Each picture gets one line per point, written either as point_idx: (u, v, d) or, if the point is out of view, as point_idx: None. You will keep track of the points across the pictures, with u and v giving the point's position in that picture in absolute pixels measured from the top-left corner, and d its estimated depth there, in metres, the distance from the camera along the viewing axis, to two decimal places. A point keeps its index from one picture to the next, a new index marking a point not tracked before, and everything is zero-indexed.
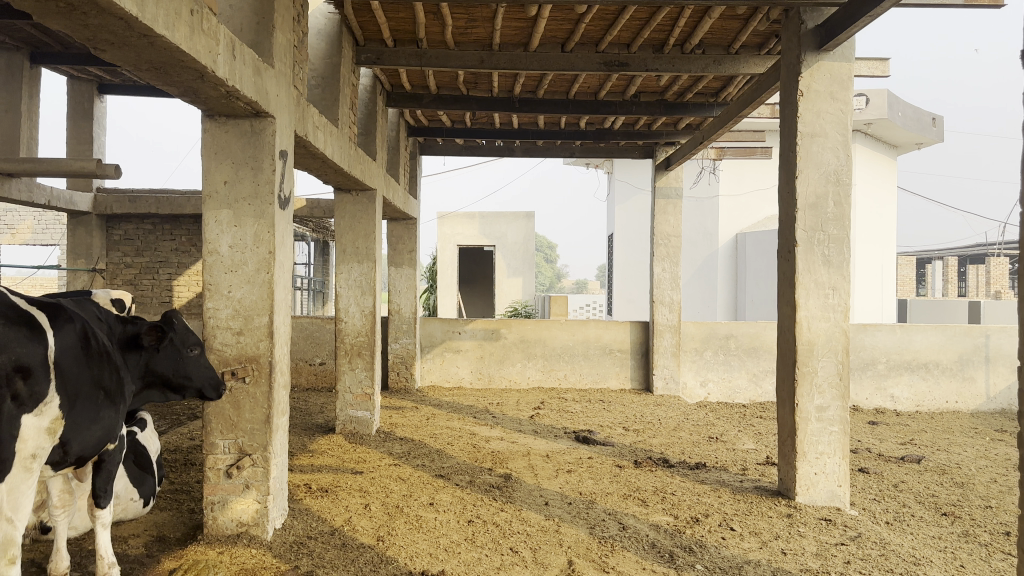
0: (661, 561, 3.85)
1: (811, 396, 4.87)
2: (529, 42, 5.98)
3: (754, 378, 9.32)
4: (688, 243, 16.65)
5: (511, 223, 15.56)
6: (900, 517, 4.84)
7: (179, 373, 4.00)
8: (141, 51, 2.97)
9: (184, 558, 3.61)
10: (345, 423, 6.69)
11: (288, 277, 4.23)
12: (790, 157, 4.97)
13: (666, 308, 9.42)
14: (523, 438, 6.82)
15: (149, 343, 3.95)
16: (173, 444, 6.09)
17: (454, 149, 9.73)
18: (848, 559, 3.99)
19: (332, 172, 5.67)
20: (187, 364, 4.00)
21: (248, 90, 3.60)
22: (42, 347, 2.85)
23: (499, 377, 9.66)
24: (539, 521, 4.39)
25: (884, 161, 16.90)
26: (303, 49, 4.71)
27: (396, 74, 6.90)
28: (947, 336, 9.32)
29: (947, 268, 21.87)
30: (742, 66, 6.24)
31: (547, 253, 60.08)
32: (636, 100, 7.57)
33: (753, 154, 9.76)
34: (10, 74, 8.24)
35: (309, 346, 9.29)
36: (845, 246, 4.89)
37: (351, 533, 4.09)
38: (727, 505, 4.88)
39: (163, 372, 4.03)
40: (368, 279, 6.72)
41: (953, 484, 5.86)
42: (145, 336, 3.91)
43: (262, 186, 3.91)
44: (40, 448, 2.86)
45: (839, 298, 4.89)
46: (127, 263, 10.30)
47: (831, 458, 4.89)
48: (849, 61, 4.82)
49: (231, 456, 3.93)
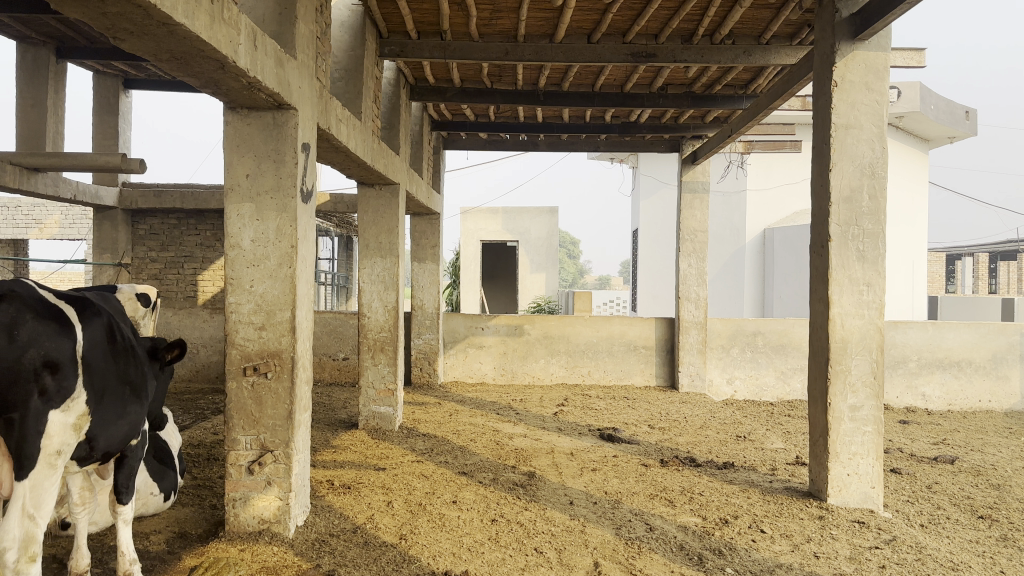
0: (690, 564, 3.74)
1: (844, 396, 4.72)
2: (555, 33, 5.86)
3: (782, 376, 9.15)
4: (715, 238, 16.49)
5: (534, 218, 15.43)
6: (936, 519, 4.68)
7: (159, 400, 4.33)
8: (161, 41, 2.93)
9: (205, 555, 3.60)
10: (368, 419, 6.67)
11: (311, 271, 4.19)
12: (823, 149, 4.81)
13: (692, 304, 9.26)
14: (547, 435, 6.74)
15: (164, 360, 3.99)
16: (197, 438, 6.12)
17: (477, 143, 9.65)
18: (883, 564, 3.85)
19: (356, 166, 5.61)
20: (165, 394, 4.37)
21: (270, 81, 3.55)
22: (71, 342, 2.84)
23: (523, 373, 9.58)
24: (563, 521, 4.31)
25: (916, 155, 16.50)
26: (326, 41, 4.66)
27: (420, 67, 6.82)
28: (981, 334, 9.05)
29: (979, 264, 21.36)
30: (773, 56, 6.09)
31: (570, 249, 59.90)
32: (663, 92, 7.43)
33: (782, 147, 9.53)
34: (37, 68, 8.32)
35: (333, 341, 9.30)
36: (880, 240, 4.73)
37: (373, 531, 4.04)
38: (756, 506, 4.76)
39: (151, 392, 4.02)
40: (391, 274, 6.67)
41: (989, 485, 5.67)
42: (168, 352, 3.97)
43: (283, 179, 3.87)
44: (65, 444, 2.84)
45: (874, 294, 4.73)
46: (153, 258, 10.39)
47: (865, 459, 4.73)
48: (885, 50, 4.65)
49: (253, 452, 3.90)
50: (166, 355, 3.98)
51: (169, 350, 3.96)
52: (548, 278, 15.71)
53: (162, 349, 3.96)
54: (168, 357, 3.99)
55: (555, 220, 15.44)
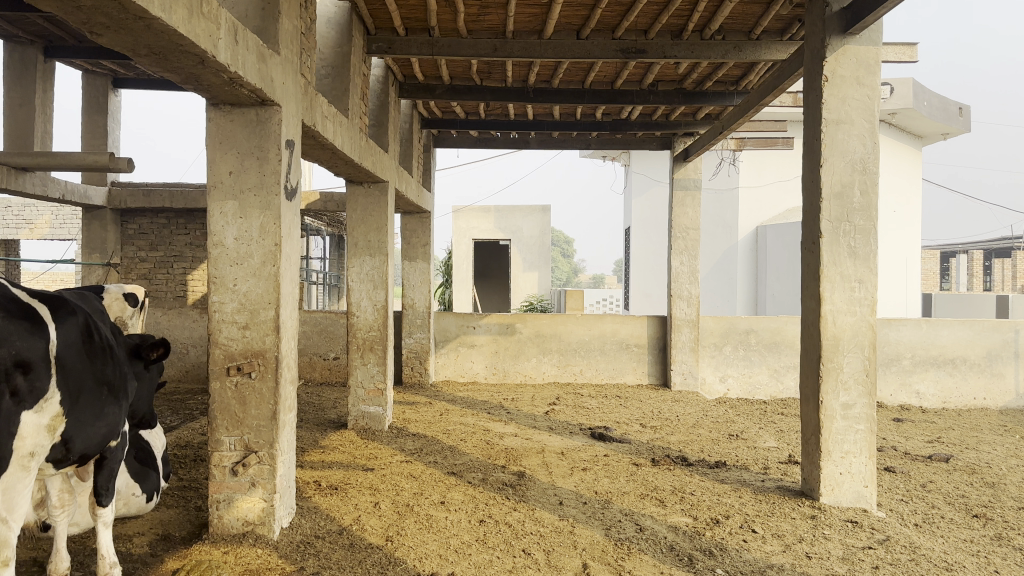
0: (680, 565, 3.70)
1: (836, 394, 4.69)
2: (544, 29, 5.81)
3: (775, 374, 9.13)
4: (708, 236, 16.50)
5: (527, 216, 15.37)
6: (929, 518, 4.65)
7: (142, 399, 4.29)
8: (138, 35, 2.87)
9: (187, 558, 3.53)
10: (357, 419, 6.61)
11: (296, 270, 4.13)
12: (814, 145, 4.77)
13: (684, 302, 9.21)
14: (538, 434, 6.69)
15: (147, 358, 3.92)
16: (184, 439, 6.06)
17: (468, 141, 9.60)
18: (875, 564, 3.82)
19: (342, 163, 5.55)
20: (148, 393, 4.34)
21: (252, 77, 3.49)
22: (43, 341, 2.78)
23: (514, 372, 9.53)
24: (552, 522, 4.26)
25: (909, 152, 16.50)
26: (311, 37, 4.60)
27: (408, 64, 6.76)
28: (974, 331, 9.05)
29: (971, 262, 21.48)
30: (763, 52, 6.05)
31: (564, 248, 59.92)
32: (654, 89, 7.39)
33: (774, 144, 9.49)
34: (24, 67, 8.23)
35: (323, 341, 9.23)
36: (872, 237, 4.70)
37: (360, 533, 3.98)
38: (749, 506, 4.72)
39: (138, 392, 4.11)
40: (380, 273, 6.61)
41: (983, 484, 5.65)
42: (151, 351, 3.89)
43: (267, 176, 3.81)
44: (38, 446, 2.78)
45: (866, 291, 4.70)
46: (142, 257, 10.29)
47: (857, 458, 4.70)
48: (876, 45, 4.62)
49: (237, 453, 3.84)
50: (149, 354, 3.91)
51: (153, 349, 3.89)
52: (541, 276, 15.66)
53: (145, 348, 3.89)
54: (152, 356, 3.92)
55: (547, 219, 15.41)
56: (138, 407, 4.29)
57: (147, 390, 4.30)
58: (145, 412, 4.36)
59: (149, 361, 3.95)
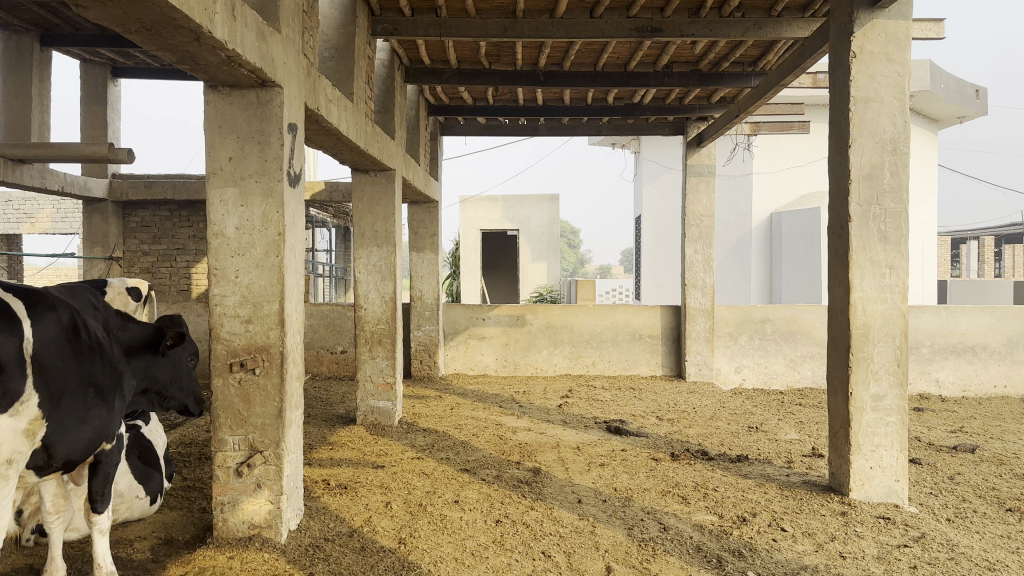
0: (708, 567, 3.51)
1: (866, 385, 4.48)
2: (556, 8, 5.59)
3: (792, 363, 8.93)
4: (720, 223, 16.20)
5: (535, 206, 15.17)
6: (963, 514, 4.44)
7: (175, 384, 3.90)
8: (126, 8, 2.67)
9: (190, 564, 3.36)
10: (366, 414, 6.43)
11: (301, 261, 3.94)
12: (841, 125, 4.54)
13: (698, 291, 8.99)
14: (552, 428, 6.49)
15: (161, 347, 3.77)
16: (189, 437, 5.89)
17: (476, 129, 9.39)
18: (913, 564, 3.60)
19: (348, 150, 5.34)
20: (182, 376, 3.94)
21: (251, 56, 3.29)
22: (17, 340, 2.62)
23: (525, 365, 9.36)
24: (572, 521, 4.08)
25: (924, 136, 16.18)
26: (313, 16, 4.39)
27: (414, 47, 6.54)
28: (995, 318, 8.81)
29: (984, 248, 21.20)
30: (785, 29, 5.81)
31: (570, 239, 59.49)
32: (669, 70, 7.16)
33: (791, 127, 9.22)
34: (21, 58, 8.05)
35: (331, 334, 9.07)
36: (903, 220, 4.47)
37: (371, 535, 3.80)
38: (775, 503, 4.52)
39: (162, 381, 3.84)
40: (388, 264, 6.41)
41: (1014, 476, 5.43)
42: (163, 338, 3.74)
43: (269, 162, 3.61)
44: (15, 452, 2.64)
45: (896, 277, 4.48)
46: (145, 251, 10.08)
47: (888, 452, 4.49)
48: (906, 19, 4.38)
49: (241, 453, 3.66)
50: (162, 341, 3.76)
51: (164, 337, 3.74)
52: (551, 266, 15.40)
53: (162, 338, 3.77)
54: (168, 342, 3.77)
55: (556, 208, 15.19)
56: (170, 394, 3.91)
57: (174, 376, 3.89)
58: (187, 397, 3.99)
59: (164, 349, 3.79)
